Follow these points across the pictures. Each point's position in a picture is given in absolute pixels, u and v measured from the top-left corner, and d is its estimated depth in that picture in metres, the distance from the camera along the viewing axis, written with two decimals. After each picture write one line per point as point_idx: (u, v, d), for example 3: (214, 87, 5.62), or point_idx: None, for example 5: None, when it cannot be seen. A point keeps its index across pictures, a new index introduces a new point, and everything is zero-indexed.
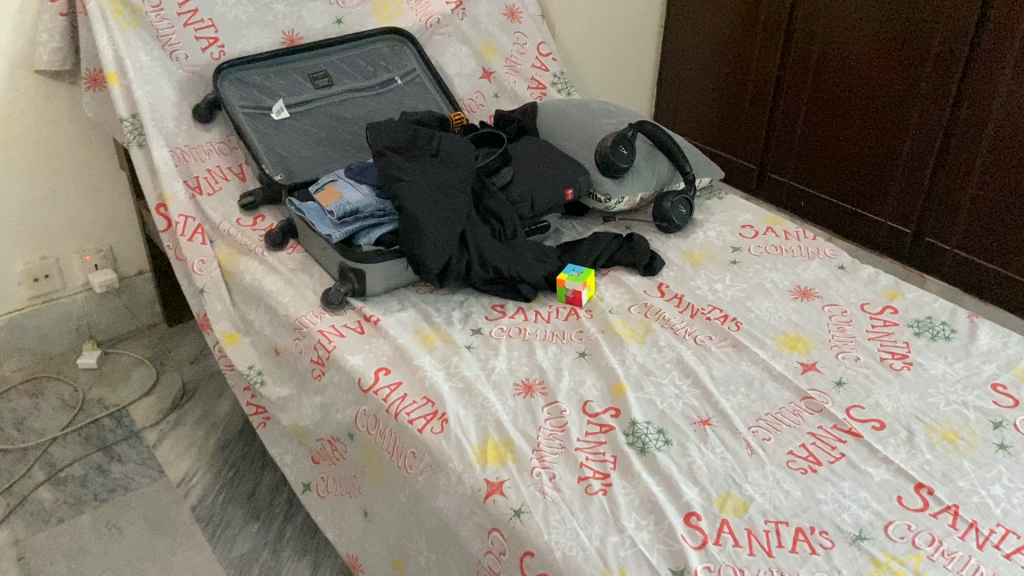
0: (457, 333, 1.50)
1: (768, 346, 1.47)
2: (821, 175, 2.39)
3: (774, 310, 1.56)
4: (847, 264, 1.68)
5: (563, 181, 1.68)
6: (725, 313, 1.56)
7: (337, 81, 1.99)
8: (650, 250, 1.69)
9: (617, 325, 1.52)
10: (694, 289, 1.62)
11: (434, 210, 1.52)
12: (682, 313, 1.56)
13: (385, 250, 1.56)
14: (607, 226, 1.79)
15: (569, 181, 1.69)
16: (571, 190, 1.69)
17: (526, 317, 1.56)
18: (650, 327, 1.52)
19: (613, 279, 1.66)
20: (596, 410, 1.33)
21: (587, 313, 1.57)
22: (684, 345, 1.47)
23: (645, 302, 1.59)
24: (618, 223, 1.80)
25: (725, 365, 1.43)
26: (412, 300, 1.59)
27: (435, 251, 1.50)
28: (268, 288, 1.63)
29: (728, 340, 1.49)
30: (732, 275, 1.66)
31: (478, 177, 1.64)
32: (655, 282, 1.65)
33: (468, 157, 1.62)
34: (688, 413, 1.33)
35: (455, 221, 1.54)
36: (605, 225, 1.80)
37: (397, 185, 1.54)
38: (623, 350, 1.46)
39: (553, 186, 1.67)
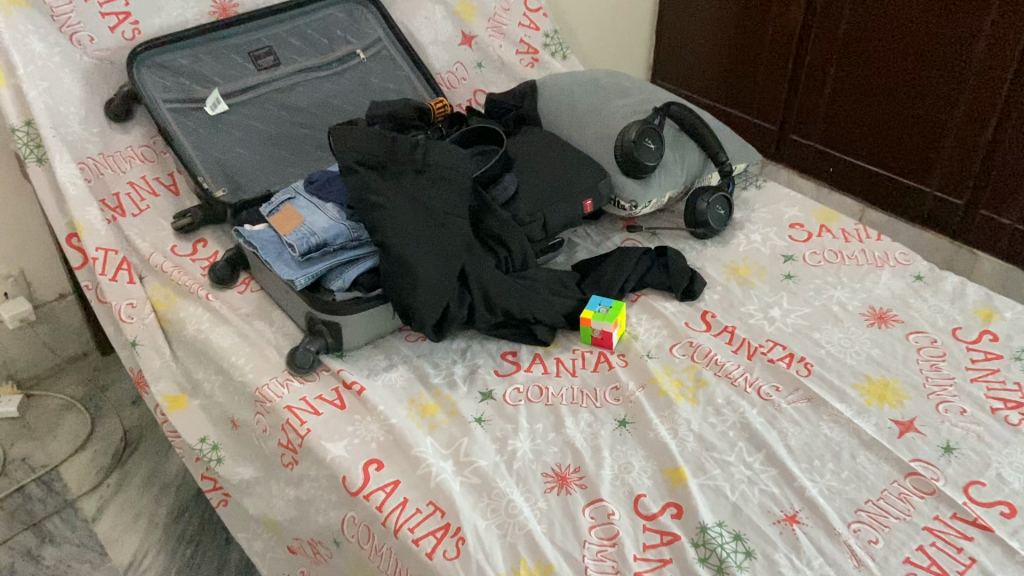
0: (462, 400, 1.20)
1: (850, 397, 1.18)
2: (857, 138, 2.09)
3: (848, 344, 1.27)
4: (925, 274, 1.39)
5: (580, 190, 1.36)
6: (790, 352, 1.26)
7: (286, 59, 1.62)
8: (688, 269, 1.39)
9: (661, 376, 1.22)
10: (746, 319, 1.33)
11: (426, 247, 1.20)
12: (737, 353, 1.27)
13: (364, 297, 1.23)
14: (629, 236, 1.49)
15: (587, 189, 1.37)
16: (590, 201, 1.37)
17: (547, 370, 1.25)
18: (701, 378, 1.22)
19: (646, 309, 1.36)
20: (652, 510, 1.03)
21: (620, 360, 1.27)
22: (747, 401, 1.18)
23: (689, 340, 1.29)
24: (643, 231, 1.49)
25: (803, 429, 1.14)
26: (401, 353, 1.28)
27: (430, 301, 1.19)
28: (217, 344, 1.29)
29: (799, 388, 1.20)
30: (788, 297, 1.36)
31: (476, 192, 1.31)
32: (697, 310, 1.35)
33: (465, 168, 1.28)
34: (770, 505, 1.04)
35: (454, 257, 1.22)
36: (628, 235, 1.49)
37: (376, 215, 1.21)
38: (673, 414, 1.16)
39: (568, 197, 1.35)
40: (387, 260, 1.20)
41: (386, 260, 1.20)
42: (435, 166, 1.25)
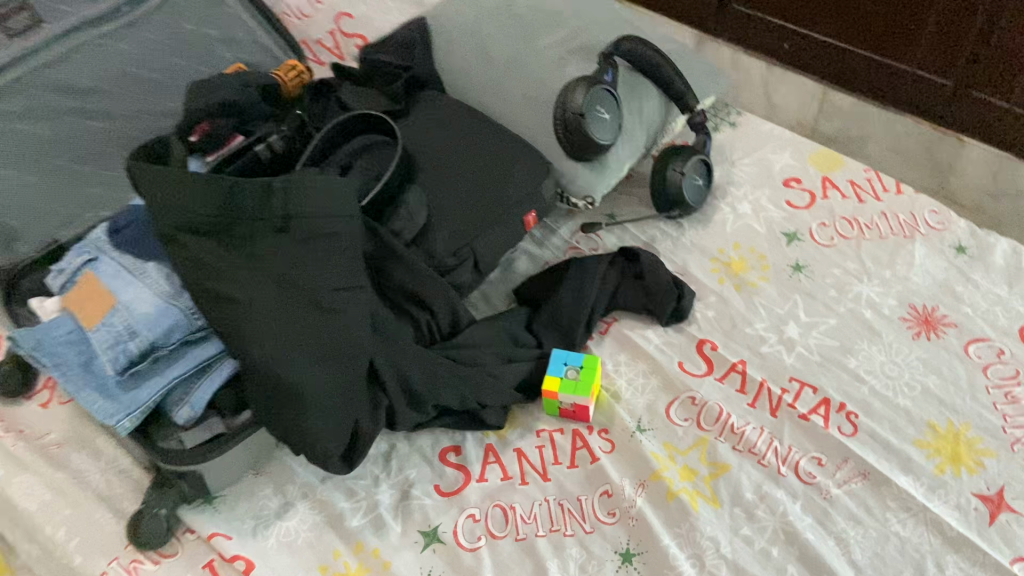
0: (398, 553, 0.84)
1: (915, 465, 0.89)
2: (817, 7, 1.61)
3: (894, 374, 0.96)
4: (967, 245, 1.08)
5: (514, 200, 0.94)
6: (824, 397, 0.95)
7: (49, 14, 1.09)
8: (671, 279, 1.01)
9: (665, 467, 0.89)
10: (756, 346, 0.99)
11: (314, 352, 0.79)
12: (755, 408, 0.94)
13: (226, 434, 0.84)
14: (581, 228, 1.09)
15: (525, 197, 0.95)
16: (533, 214, 0.95)
17: (507, 474, 0.90)
18: (718, 461, 0.90)
19: (623, 346, 0.99)
20: None
21: (604, 442, 0.92)
22: (784, 493, 0.88)
23: (690, 394, 0.95)
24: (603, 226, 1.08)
25: (867, 532, 0.85)
26: (297, 480, 0.89)
27: (333, 430, 0.80)
28: (19, 505, 0.87)
29: (848, 459, 0.90)
30: (805, 302, 1.02)
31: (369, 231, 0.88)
32: (691, 338, 1.00)
33: (350, 205, 0.85)
34: None
35: (358, 354, 0.81)
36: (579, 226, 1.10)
37: (224, 313, 0.78)
38: (695, 533, 0.84)
39: (500, 214, 0.93)
40: (255, 379, 0.78)
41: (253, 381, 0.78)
42: (305, 216, 0.81)
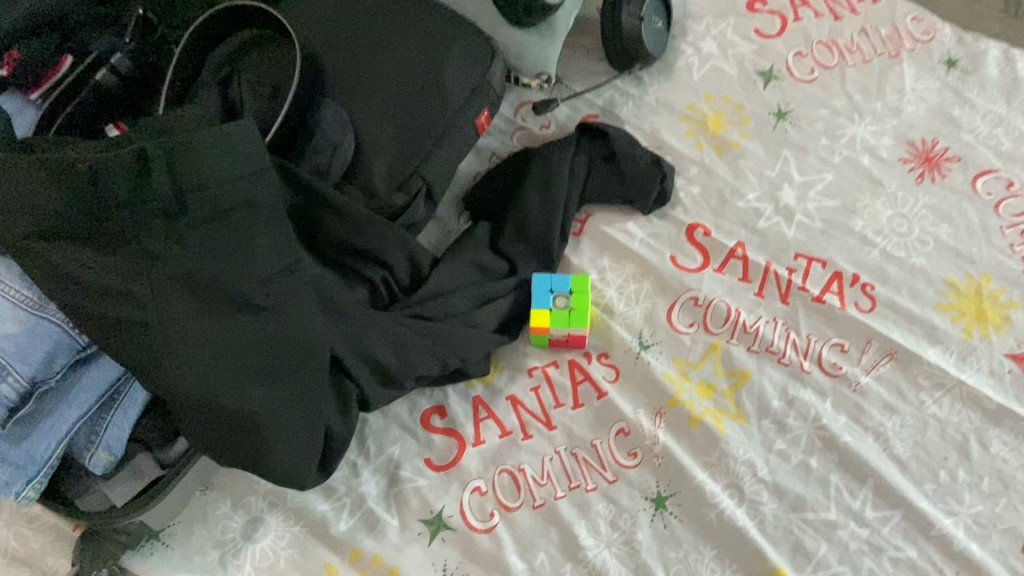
0: (403, 553, 0.72)
1: (941, 334, 0.81)
2: None
3: (904, 230, 0.86)
4: (958, 57, 0.95)
5: (457, 103, 0.75)
6: (835, 272, 0.84)
7: None
8: (648, 155, 0.86)
9: (681, 389, 0.78)
10: (751, 222, 0.86)
11: (256, 365, 0.62)
12: (764, 297, 0.83)
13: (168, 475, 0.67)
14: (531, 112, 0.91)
15: (471, 97, 0.76)
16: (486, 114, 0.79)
17: (506, 430, 0.77)
18: (737, 370, 0.79)
19: (605, 247, 0.85)
20: None
21: (607, 370, 0.80)
22: (812, 393, 0.79)
23: (691, 294, 0.83)
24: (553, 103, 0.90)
25: (905, 421, 0.78)
26: (262, 486, 0.74)
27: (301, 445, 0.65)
28: None
29: (872, 339, 0.81)
30: (796, 159, 0.89)
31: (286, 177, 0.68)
32: (678, 225, 0.86)
33: (259, 155, 0.64)
34: None
35: (310, 350, 0.65)
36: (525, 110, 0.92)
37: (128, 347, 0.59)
38: (727, 461, 0.75)
39: (446, 126, 0.74)
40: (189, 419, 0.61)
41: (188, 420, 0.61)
42: (204, 187, 0.61)
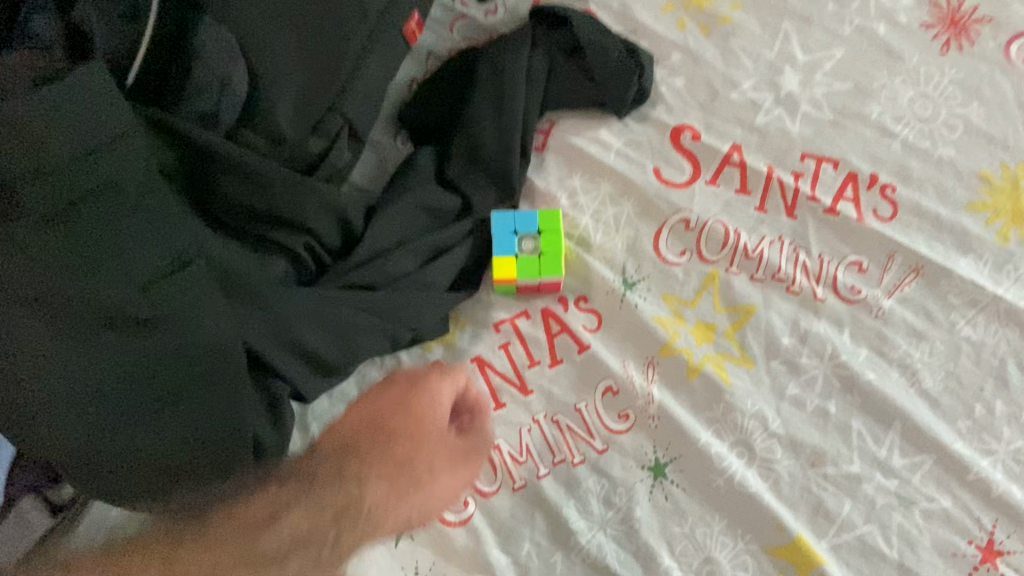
0: (367, 560, 0.61)
1: (973, 240, 0.69)
2: None
3: (928, 114, 0.72)
4: None
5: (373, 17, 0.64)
6: (849, 173, 0.71)
7: None
8: (621, 47, 0.71)
9: (676, 333, 0.67)
10: (748, 117, 0.72)
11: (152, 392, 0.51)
12: (767, 212, 0.70)
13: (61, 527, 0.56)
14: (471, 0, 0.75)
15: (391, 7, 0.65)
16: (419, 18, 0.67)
17: None
18: (739, 305, 0.67)
19: (575, 163, 0.71)
20: None
21: (587, 318, 0.67)
22: (827, 324, 0.67)
23: (681, 217, 0.69)
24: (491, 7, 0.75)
25: (934, 349, 0.67)
26: None
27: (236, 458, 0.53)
28: None
29: (895, 254, 0.69)
30: (797, 34, 0.75)
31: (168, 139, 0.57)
32: (662, 128, 0.72)
33: (115, 122, 0.53)
34: (949, 542, 0.63)
35: (219, 347, 0.54)
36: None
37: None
38: (734, 415, 0.65)
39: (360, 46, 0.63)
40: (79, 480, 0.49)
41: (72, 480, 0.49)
42: (43, 174, 0.50)
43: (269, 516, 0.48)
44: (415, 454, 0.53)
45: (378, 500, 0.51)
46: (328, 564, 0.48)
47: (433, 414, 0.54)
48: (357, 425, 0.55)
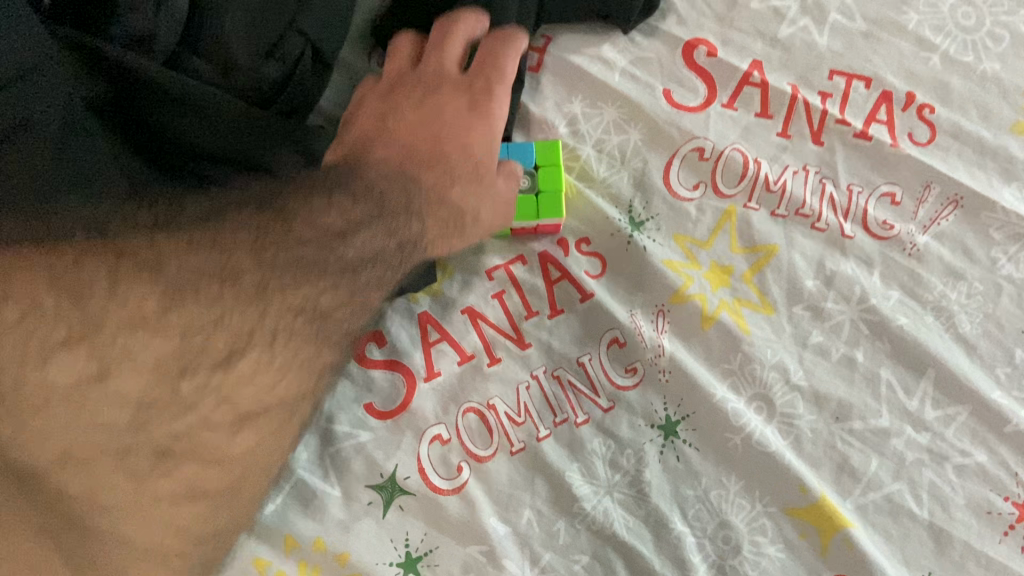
0: (352, 532, 0.55)
1: (1016, 168, 0.63)
2: None
3: (972, 24, 0.66)
4: None
5: None
6: (882, 93, 0.64)
7: None
8: None
9: (688, 277, 0.60)
10: (770, 31, 0.65)
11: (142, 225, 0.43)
12: (790, 138, 0.63)
13: None
14: None
15: None
16: None
17: (465, 355, 0.59)
18: (757, 247, 0.61)
19: (575, 87, 0.64)
20: None
21: (591, 263, 0.61)
22: (855, 264, 0.61)
23: (694, 145, 0.63)
24: None
25: (973, 289, 0.61)
26: None
27: (289, 195, 0.48)
28: None
29: (932, 184, 0.62)
30: None
31: (92, 66, 0.49)
32: (673, 44, 0.65)
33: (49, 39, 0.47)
34: (985, 500, 0.57)
35: (166, 200, 0.45)
36: None
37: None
38: (752, 367, 0.59)
39: None
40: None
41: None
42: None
43: (349, 257, 0.47)
44: (444, 129, 0.55)
45: (427, 232, 0.52)
46: (395, 255, 0.50)
47: (443, 69, 0.58)
48: (392, 132, 0.55)
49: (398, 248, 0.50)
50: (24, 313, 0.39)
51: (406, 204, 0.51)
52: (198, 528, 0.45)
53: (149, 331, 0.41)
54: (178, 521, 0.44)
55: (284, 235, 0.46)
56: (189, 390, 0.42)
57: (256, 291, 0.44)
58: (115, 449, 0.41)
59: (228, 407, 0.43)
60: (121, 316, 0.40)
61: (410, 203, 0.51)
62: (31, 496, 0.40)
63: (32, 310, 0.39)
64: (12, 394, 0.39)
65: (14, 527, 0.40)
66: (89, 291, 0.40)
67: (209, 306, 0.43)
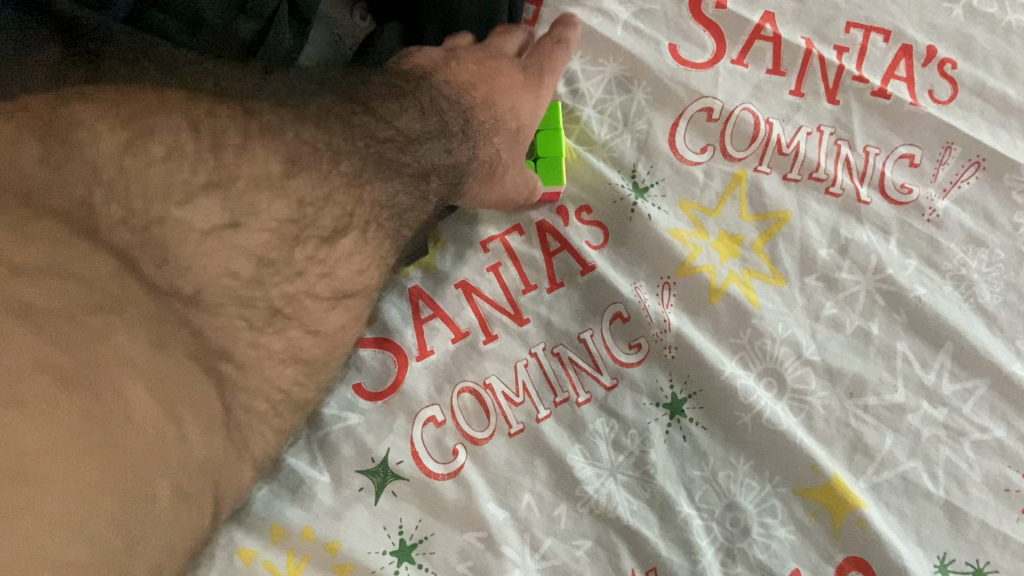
0: (342, 521, 0.52)
1: None
2: None
3: None
4: None
5: None
6: (902, 47, 0.60)
7: None
8: None
9: (696, 247, 0.57)
10: None
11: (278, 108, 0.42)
12: (803, 96, 0.60)
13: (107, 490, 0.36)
14: None
15: None
16: None
17: (460, 332, 0.56)
18: (768, 215, 0.58)
19: (575, 42, 0.59)
20: None
21: (592, 233, 0.58)
22: (870, 231, 0.58)
23: (702, 105, 0.59)
24: None
25: (994, 257, 0.58)
26: None
27: (372, 94, 0.46)
28: None
29: (953, 144, 0.59)
30: None
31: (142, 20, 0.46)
32: None
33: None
34: (1002, 476, 0.54)
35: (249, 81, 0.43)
36: None
37: (87, 110, 0.37)
38: (762, 342, 0.56)
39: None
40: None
41: (57, 173, 0.35)
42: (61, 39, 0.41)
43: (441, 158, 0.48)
44: (498, 87, 0.53)
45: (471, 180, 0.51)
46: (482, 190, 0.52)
47: (502, 46, 0.55)
48: (458, 66, 0.52)
49: (466, 146, 0.50)
50: (169, 150, 0.38)
51: (464, 122, 0.50)
52: (297, 392, 0.44)
53: (273, 190, 0.41)
54: (281, 384, 0.43)
55: (358, 126, 0.45)
56: (300, 257, 0.42)
57: (352, 176, 0.44)
58: (239, 293, 0.40)
59: (327, 281, 0.44)
60: (253, 172, 0.40)
61: (466, 121, 0.50)
62: (181, 327, 0.38)
63: (176, 147, 0.38)
64: (156, 223, 0.37)
65: (189, 400, 0.38)
66: (224, 140, 0.39)
67: (319, 180, 0.42)
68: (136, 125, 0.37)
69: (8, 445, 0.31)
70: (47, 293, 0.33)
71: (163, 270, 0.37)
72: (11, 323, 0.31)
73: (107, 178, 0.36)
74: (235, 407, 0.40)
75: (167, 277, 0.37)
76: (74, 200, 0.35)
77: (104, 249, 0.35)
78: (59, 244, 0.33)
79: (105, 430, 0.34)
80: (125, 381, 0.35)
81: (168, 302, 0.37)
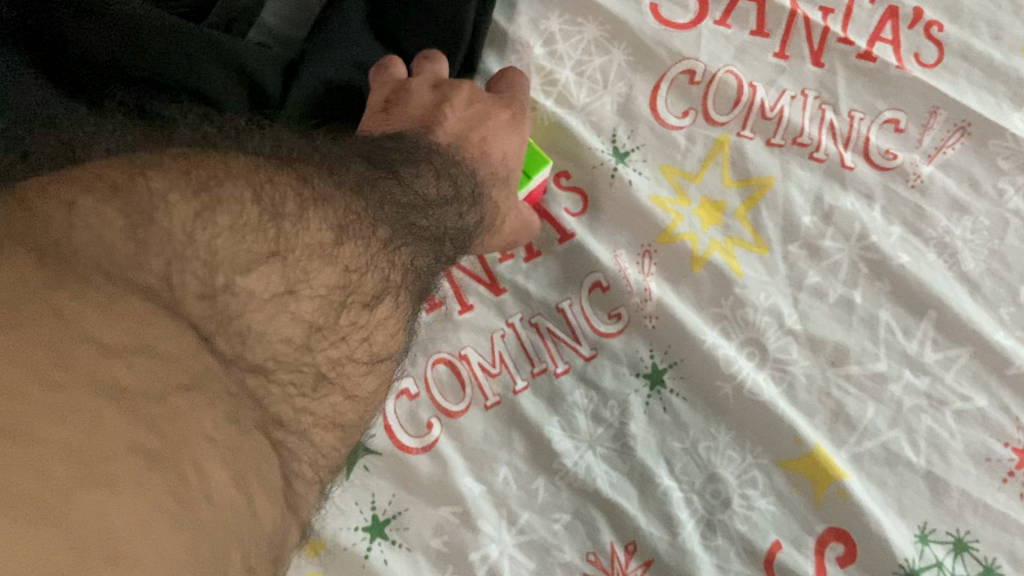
0: None
1: None
2: None
3: None
4: None
5: None
6: (888, 9, 0.59)
7: None
8: None
9: (678, 216, 0.56)
10: None
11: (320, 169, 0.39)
12: (788, 59, 0.58)
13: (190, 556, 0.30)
14: None
15: None
16: None
17: (433, 302, 0.54)
18: (751, 181, 0.57)
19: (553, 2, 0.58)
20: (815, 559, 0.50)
21: (571, 200, 0.57)
22: (854, 198, 0.57)
23: (684, 68, 0.58)
24: None
25: (980, 223, 0.57)
26: None
27: (395, 160, 0.44)
28: None
29: (939, 109, 0.58)
30: None
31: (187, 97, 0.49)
32: None
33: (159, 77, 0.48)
34: (984, 447, 0.53)
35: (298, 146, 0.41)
36: None
37: (160, 178, 0.33)
38: (744, 311, 0.55)
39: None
40: (71, 268, 0.28)
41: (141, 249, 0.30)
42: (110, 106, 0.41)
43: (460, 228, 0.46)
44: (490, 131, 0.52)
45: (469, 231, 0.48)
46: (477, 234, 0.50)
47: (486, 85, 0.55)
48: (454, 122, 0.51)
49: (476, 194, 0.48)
50: (234, 221, 0.34)
51: (474, 186, 0.48)
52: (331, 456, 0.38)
53: (326, 257, 0.37)
54: (323, 455, 0.36)
55: (387, 192, 0.42)
56: (345, 323, 0.37)
57: (386, 243, 0.40)
58: (290, 361, 0.34)
59: (365, 349, 0.39)
60: (309, 242, 0.36)
61: (475, 185, 0.48)
62: (250, 401, 0.31)
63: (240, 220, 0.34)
64: (223, 292, 0.32)
65: (258, 471, 0.30)
66: (282, 209, 0.36)
67: (363, 250, 0.39)
68: (205, 194, 0.34)
69: (98, 528, 0.24)
70: (132, 370, 0.26)
71: (231, 343, 0.32)
72: (102, 404, 0.25)
73: (194, 244, 0.32)
74: (291, 479, 0.33)
75: (233, 348, 0.32)
76: (155, 275, 0.30)
77: (186, 326, 0.29)
78: (142, 322, 0.28)
79: (191, 512, 0.26)
80: (209, 460, 0.28)
81: (236, 376, 0.31)
